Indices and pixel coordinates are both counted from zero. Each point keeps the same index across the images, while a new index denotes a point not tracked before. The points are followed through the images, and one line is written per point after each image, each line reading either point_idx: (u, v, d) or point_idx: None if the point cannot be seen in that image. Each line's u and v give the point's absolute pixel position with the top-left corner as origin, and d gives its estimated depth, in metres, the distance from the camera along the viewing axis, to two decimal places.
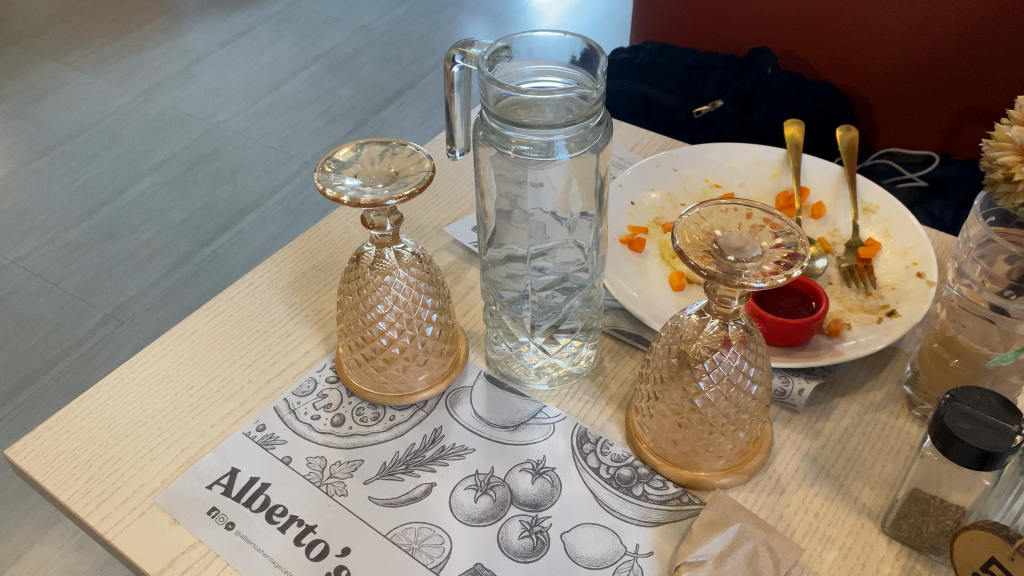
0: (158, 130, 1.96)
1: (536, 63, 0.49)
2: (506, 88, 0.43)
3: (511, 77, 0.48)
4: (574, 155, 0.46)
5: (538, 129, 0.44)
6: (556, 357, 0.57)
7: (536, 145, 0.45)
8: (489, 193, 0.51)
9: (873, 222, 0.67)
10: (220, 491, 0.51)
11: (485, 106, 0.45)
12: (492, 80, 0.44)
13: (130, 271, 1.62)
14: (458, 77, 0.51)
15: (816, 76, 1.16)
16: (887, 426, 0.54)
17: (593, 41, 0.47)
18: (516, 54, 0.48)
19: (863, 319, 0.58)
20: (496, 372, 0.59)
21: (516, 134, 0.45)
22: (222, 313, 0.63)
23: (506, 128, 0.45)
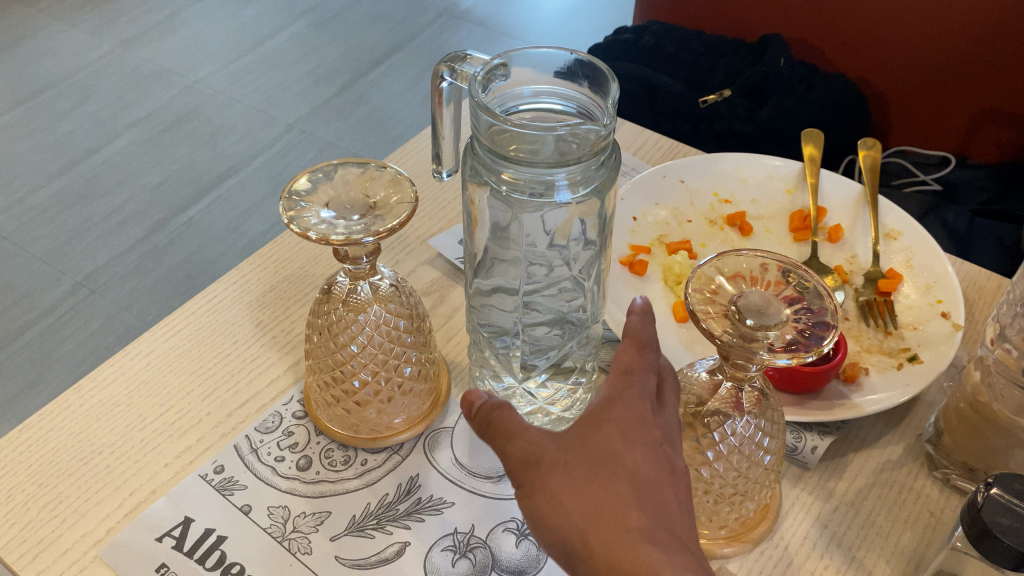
0: (135, 85, 1.88)
1: (537, 83, 0.43)
2: (498, 119, 0.37)
3: (506, 101, 0.42)
4: (577, 196, 0.41)
5: (537, 170, 0.38)
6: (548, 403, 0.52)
7: (534, 187, 0.40)
8: (480, 224, 0.46)
9: (895, 250, 0.61)
10: (171, 545, 0.46)
11: (477, 135, 0.39)
12: (483, 107, 0.38)
13: (102, 236, 1.55)
14: (446, 92, 0.45)
15: (828, 66, 1.09)
16: (904, 487, 0.50)
17: (602, 64, 0.40)
18: (515, 73, 0.42)
19: (881, 364, 0.54)
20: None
21: (510, 171, 0.39)
22: (181, 331, 0.58)
23: (501, 164, 0.39)
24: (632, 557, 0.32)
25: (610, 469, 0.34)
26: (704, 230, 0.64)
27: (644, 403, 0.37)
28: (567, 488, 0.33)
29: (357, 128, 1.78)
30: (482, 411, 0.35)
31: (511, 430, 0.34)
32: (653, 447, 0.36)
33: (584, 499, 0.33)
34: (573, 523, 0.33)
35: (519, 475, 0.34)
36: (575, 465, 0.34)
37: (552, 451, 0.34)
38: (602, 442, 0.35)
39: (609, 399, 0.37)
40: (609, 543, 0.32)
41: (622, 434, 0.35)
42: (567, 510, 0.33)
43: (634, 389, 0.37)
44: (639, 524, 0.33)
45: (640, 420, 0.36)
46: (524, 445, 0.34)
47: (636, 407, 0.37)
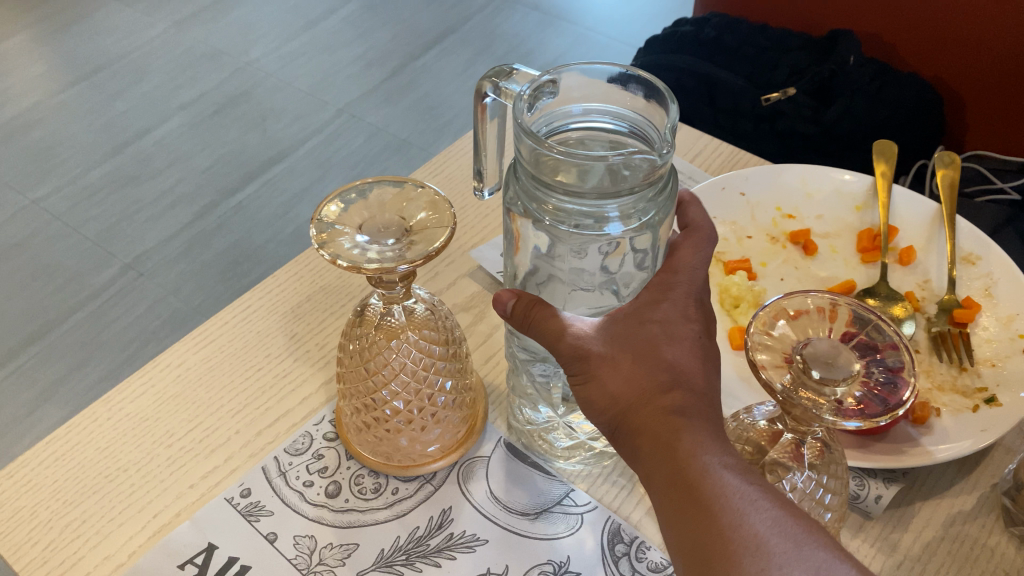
0: (189, 65, 1.88)
1: (587, 100, 0.39)
2: (542, 144, 0.33)
3: (553, 120, 0.39)
4: (630, 227, 0.37)
5: (584, 202, 0.34)
6: (590, 437, 0.49)
7: (581, 219, 0.36)
8: (522, 248, 0.42)
9: (974, 276, 0.56)
10: (193, 573, 0.44)
11: (520, 157, 0.36)
12: (526, 132, 0.34)
13: (152, 218, 1.55)
14: (488, 107, 0.43)
15: (901, 64, 1.03)
16: (977, 542, 0.46)
17: (659, 81, 0.36)
18: (565, 89, 0.38)
19: (954, 404, 0.50)
20: (518, 438, 0.52)
21: (554, 201, 0.35)
22: (213, 342, 0.56)
23: (545, 193, 0.35)
24: (662, 432, 0.34)
25: (652, 353, 0.36)
26: (765, 248, 0.60)
27: (690, 296, 0.38)
28: (609, 372, 0.36)
29: (408, 114, 1.75)
30: (522, 309, 0.38)
31: (552, 326, 0.37)
32: (695, 336, 0.37)
33: (625, 384, 0.36)
34: (615, 405, 0.36)
35: (569, 365, 0.37)
36: (617, 351, 0.36)
37: (595, 342, 0.36)
38: (644, 331, 0.37)
39: (657, 292, 0.38)
40: (644, 422, 0.35)
41: (665, 323, 0.37)
42: (609, 392, 0.36)
43: (682, 282, 0.39)
44: (674, 403, 0.35)
45: (685, 314, 0.38)
46: (570, 340, 0.36)
47: (682, 299, 0.38)
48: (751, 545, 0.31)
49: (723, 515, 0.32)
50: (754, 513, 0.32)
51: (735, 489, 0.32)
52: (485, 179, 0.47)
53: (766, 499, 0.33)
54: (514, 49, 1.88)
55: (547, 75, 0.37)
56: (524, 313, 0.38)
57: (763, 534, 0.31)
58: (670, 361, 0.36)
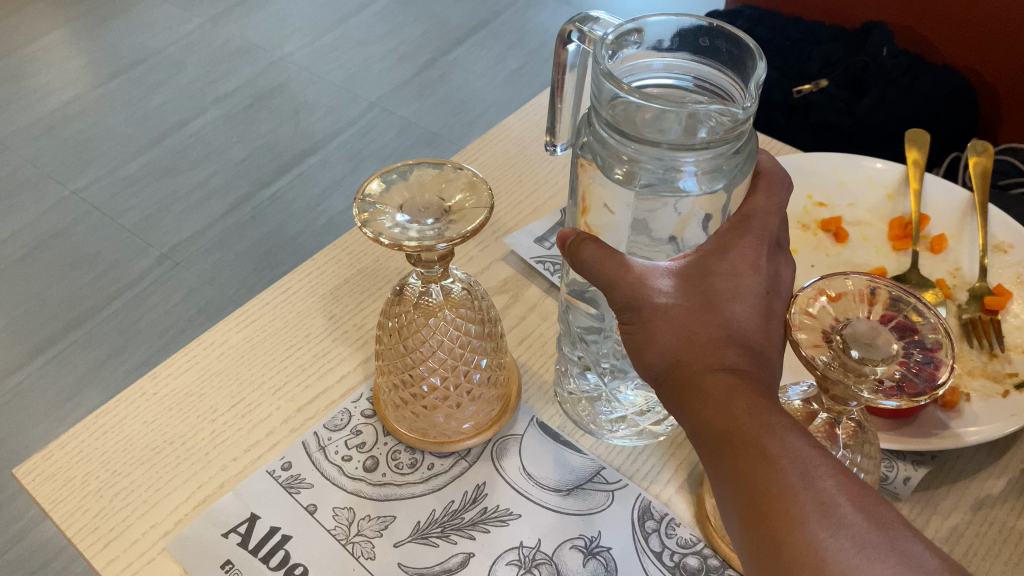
0: (224, 59, 1.91)
1: (669, 56, 0.39)
2: (623, 89, 0.33)
3: (634, 72, 0.39)
4: (702, 185, 0.37)
5: (662, 152, 0.34)
6: (637, 412, 0.50)
7: (655, 169, 0.36)
8: (590, 209, 0.43)
9: (1005, 264, 0.57)
10: (237, 541, 0.46)
11: (598, 105, 0.36)
12: (608, 76, 0.34)
13: (187, 209, 1.58)
14: (570, 53, 0.46)
15: (935, 55, 1.03)
16: (1006, 525, 0.46)
17: (747, 39, 0.36)
18: (650, 41, 0.38)
19: (983, 390, 0.50)
20: (562, 408, 0.53)
21: (631, 150, 0.35)
22: (254, 322, 0.57)
23: (620, 141, 0.36)
24: (717, 386, 0.35)
25: (710, 310, 0.37)
26: (796, 235, 0.60)
27: (758, 251, 0.39)
28: (664, 324, 0.37)
29: (439, 107, 1.77)
30: (580, 248, 0.38)
31: (610, 269, 0.38)
32: (758, 293, 0.38)
33: (680, 336, 0.37)
34: (669, 357, 0.37)
35: (624, 314, 0.38)
36: (675, 305, 0.37)
37: (653, 291, 0.37)
38: (704, 285, 0.38)
39: (722, 244, 0.39)
40: (697, 373, 0.36)
41: (728, 277, 0.38)
42: (662, 345, 0.37)
43: (750, 237, 0.40)
44: (730, 359, 0.36)
45: (751, 268, 0.38)
46: (625, 288, 0.37)
47: (746, 256, 0.39)
48: (813, 499, 0.32)
49: (778, 470, 0.32)
50: (812, 469, 0.33)
51: (792, 446, 0.33)
52: (557, 135, 0.50)
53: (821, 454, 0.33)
54: (544, 44, 1.89)
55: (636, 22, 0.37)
56: (581, 253, 0.38)
57: (820, 495, 0.32)
58: (729, 317, 0.37)
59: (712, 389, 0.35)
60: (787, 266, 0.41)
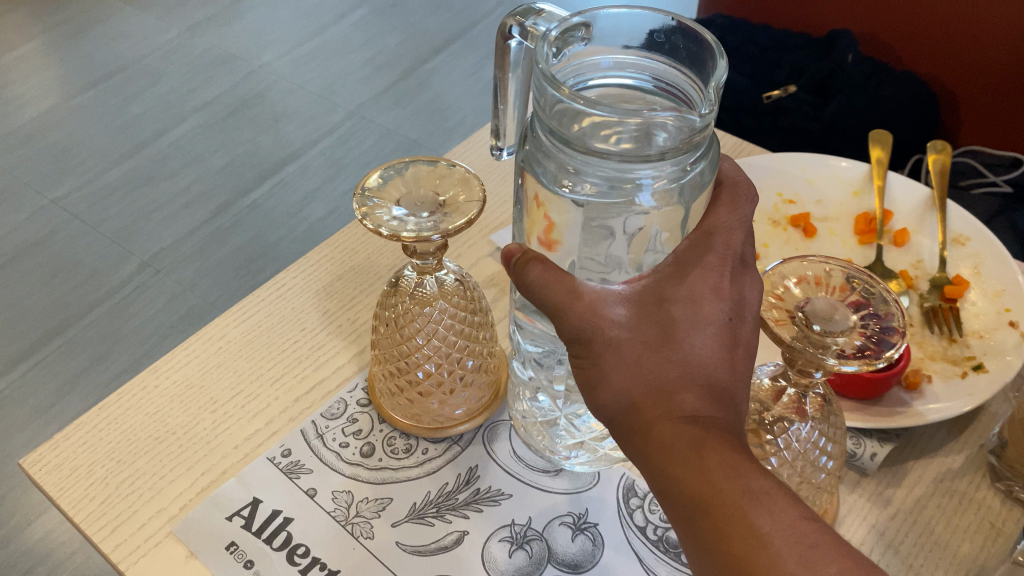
0: (202, 69, 1.92)
1: (619, 54, 0.38)
2: (564, 94, 0.32)
3: (580, 73, 0.38)
4: (656, 198, 0.36)
5: (615, 163, 0.33)
6: (594, 438, 0.49)
7: (609, 181, 0.35)
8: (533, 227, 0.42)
9: (964, 255, 0.60)
10: (240, 524, 0.48)
11: (541, 112, 0.35)
12: (548, 79, 0.33)
13: (168, 217, 1.59)
14: (515, 51, 0.48)
15: (898, 62, 1.07)
16: (965, 497, 0.49)
17: (708, 36, 0.35)
18: (597, 38, 0.37)
19: (945, 371, 0.53)
20: (520, 425, 0.52)
21: (578, 160, 0.34)
22: (251, 316, 0.60)
23: (566, 152, 0.35)
24: (680, 438, 0.34)
25: (666, 346, 0.36)
26: (767, 231, 0.64)
27: (720, 272, 0.38)
28: (617, 361, 0.36)
29: (417, 115, 1.79)
30: (524, 266, 0.37)
31: (558, 294, 0.36)
32: (720, 323, 0.37)
33: (634, 374, 0.36)
34: (623, 396, 0.36)
35: (575, 346, 0.37)
36: (629, 341, 0.36)
37: (604, 321, 0.36)
38: (661, 314, 0.36)
39: (681, 267, 0.38)
40: (653, 418, 0.35)
41: (684, 305, 0.37)
42: (615, 383, 0.36)
43: (711, 256, 0.38)
44: (686, 400, 0.35)
45: (710, 294, 0.37)
46: (572, 318, 0.36)
47: (705, 279, 0.37)
48: None
49: (762, 541, 0.32)
50: (802, 538, 0.32)
51: (770, 508, 0.32)
52: (504, 140, 0.53)
53: (789, 502, 0.33)
54: None
55: (580, 18, 0.36)
56: (525, 274, 0.37)
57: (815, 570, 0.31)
58: (686, 353, 0.36)
59: (669, 437, 0.34)
60: (753, 286, 0.39)
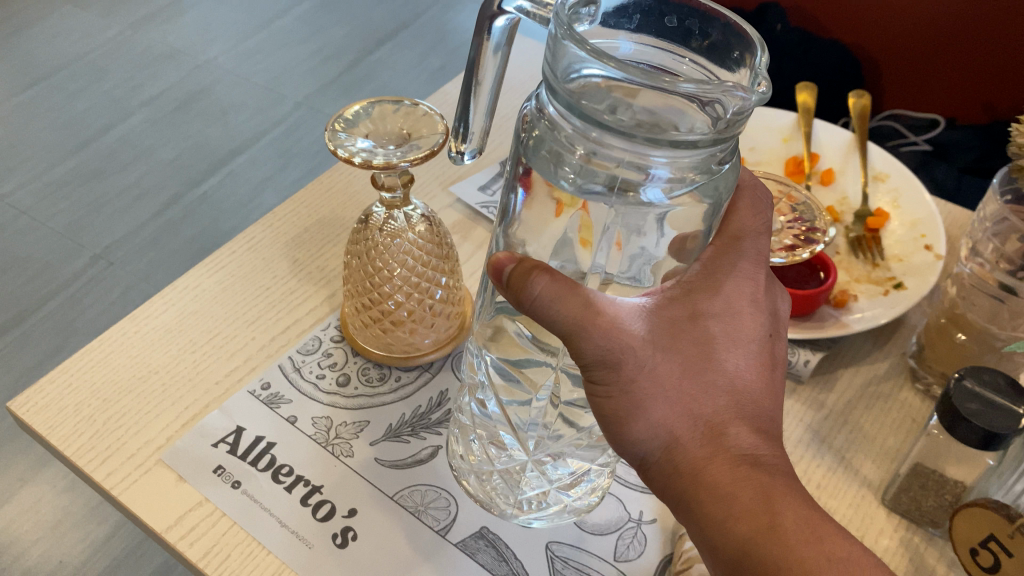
0: (147, 65, 1.92)
1: (638, 36, 0.34)
2: (588, 53, 0.28)
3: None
4: (670, 193, 0.32)
5: (630, 144, 0.29)
6: (562, 486, 0.47)
7: (619, 167, 0.31)
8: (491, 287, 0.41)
9: (883, 191, 0.66)
10: (226, 450, 0.51)
11: (555, 82, 0.30)
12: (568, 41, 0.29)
13: (119, 211, 1.59)
14: (498, 30, 0.38)
15: (824, 33, 1.13)
16: (890, 397, 0.55)
17: (748, 27, 0.31)
18: (612, 14, 0.33)
19: (870, 291, 0.58)
20: (469, 486, 0.49)
21: (594, 136, 0.30)
22: (224, 267, 0.63)
23: (582, 127, 0.30)
24: (734, 478, 0.35)
25: (709, 377, 0.36)
26: None
27: (753, 287, 0.39)
28: (657, 390, 0.35)
29: None
30: (529, 280, 0.33)
31: (576, 312, 0.33)
32: (751, 350, 0.38)
33: (677, 406, 0.35)
34: (663, 429, 0.35)
35: (595, 370, 0.35)
36: (668, 368, 0.35)
37: (639, 348, 0.34)
38: (700, 334, 0.37)
39: (709, 288, 0.38)
40: (703, 456, 0.35)
41: (722, 334, 0.37)
42: (654, 416, 0.35)
43: (737, 278, 0.39)
44: (737, 433, 0.36)
45: (740, 319, 0.38)
46: (598, 336, 0.33)
47: (739, 293, 0.38)
48: None
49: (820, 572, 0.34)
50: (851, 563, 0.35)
51: (823, 539, 0.35)
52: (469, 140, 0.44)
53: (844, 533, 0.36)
54: (465, 43, 1.97)
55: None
56: (533, 288, 0.33)
57: None
58: (728, 385, 0.37)
59: (729, 477, 0.35)
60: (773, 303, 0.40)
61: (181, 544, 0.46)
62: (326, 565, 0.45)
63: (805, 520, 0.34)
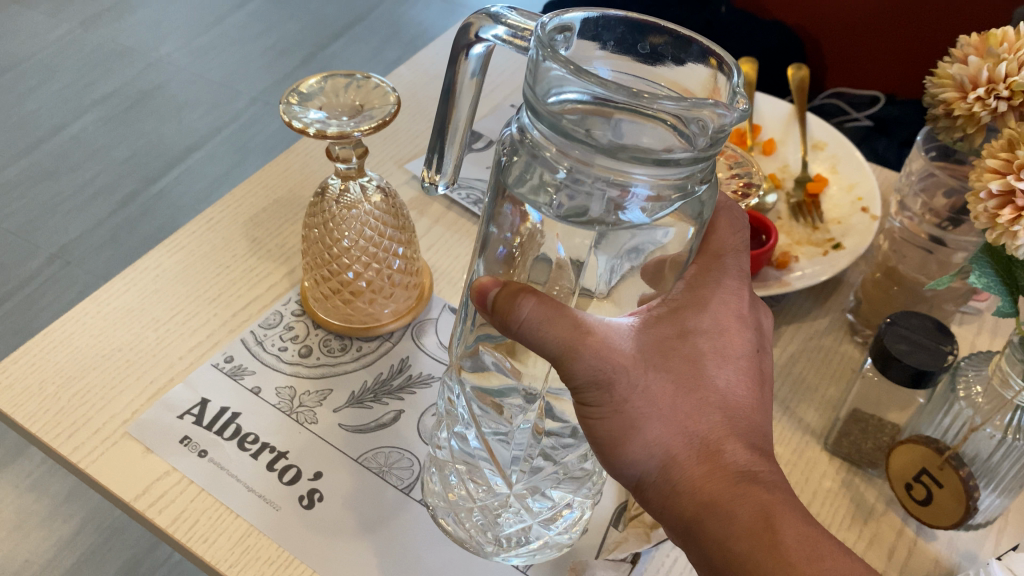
0: (98, 63, 1.90)
1: (613, 61, 0.33)
2: (573, 71, 0.27)
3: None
4: (653, 215, 0.31)
5: (611, 162, 0.28)
6: (543, 521, 0.46)
7: (597, 184, 0.30)
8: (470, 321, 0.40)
9: (822, 158, 0.70)
10: (192, 421, 0.52)
11: (534, 101, 0.29)
12: (550, 57, 0.28)
13: (74, 210, 1.58)
14: (474, 60, 0.37)
15: (766, 15, 1.17)
16: (830, 350, 0.58)
17: (726, 55, 0.31)
18: (588, 39, 0.33)
19: (810, 252, 0.61)
20: (446, 527, 0.47)
21: (576, 156, 0.29)
22: (184, 248, 0.64)
23: (563, 147, 0.29)
24: (732, 491, 0.34)
25: (700, 391, 0.36)
26: None
27: (739, 302, 0.39)
28: (650, 408, 0.34)
29: None
30: (516, 302, 0.32)
31: (564, 334, 0.32)
32: (740, 361, 0.37)
33: (672, 423, 0.35)
34: (658, 449, 0.35)
35: (586, 391, 0.34)
36: (659, 385, 0.35)
37: (628, 366, 0.33)
38: (689, 350, 0.36)
39: (695, 301, 0.37)
40: (701, 474, 0.35)
41: (710, 344, 0.37)
42: (649, 435, 0.35)
43: (722, 289, 0.38)
44: (733, 449, 0.35)
45: (725, 331, 0.37)
46: (587, 357, 0.32)
47: (725, 309, 0.38)
48: None
49: None
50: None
51: (825, 551, 0.34)
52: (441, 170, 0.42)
53: (845, 549, 0.35)
54: (419, 36, 1.98)
55: (565, 18, 0.31)
56: (519, 311, 0.32)
57: None
58: (720, 395, 0.36)
59: (727, 493, 0.34)
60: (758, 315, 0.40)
61: (151, 511, 0.47)
62: (293, 525, 0.47)
63: (808, 536, 0.34)
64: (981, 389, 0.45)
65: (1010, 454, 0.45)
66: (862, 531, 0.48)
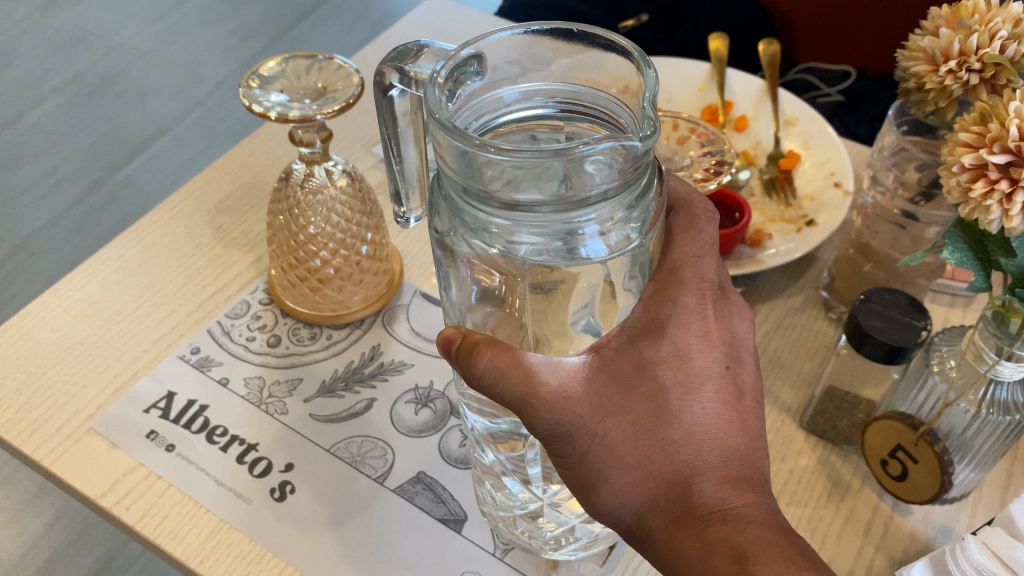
0: (58, 48, 1.86)
1: (537, 78, 0.33)
2: (470, 143, 0.26)
3: (481, 112, 0.33)
4: (605, 242, 0.30)
5: (538, 214, 0.28)
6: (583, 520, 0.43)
7: (544, 238, 0.30)
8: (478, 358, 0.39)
9: (794, 134, 0.69)
10: (158, 415, 0.51)
11: (448, 172, 0.29)
12: (448, 130, 0.27)
13: (37, 199, 1.54)
14: (396, 101, 0.37)
15: None
16: (805, 327, 0.58)
17: (639, 54, 0.29)
18: (490, 68, 0.32)
19: (783, 229, 0.60)
20: (500, 529, 0.46)
21: (495, 217, 0.29)
22: (146, 238, 0.62)
23: (482, 210, 0.29)
24: (703, 536, 0.33)
25: (662, 431, 0.34)
26: None
27: (702, 318, 0.36)
28: (611, 457, 0.34)
29: None
30: (472, 354, 0.33)
31: (518, 385, 0.33)
32: (708, 386, 0.35)
33: (636, 471, 0.34)
34: (628, 498, 0.34)
35: (554, 443, 0.34)
36: (619, 430, 0.34)
37: (584, 414, 0.33)
38: (648, 386, 0.34)
39: (656, 326, 0.35)
40: (673, 519, 0.34)
41: (673, 375, 0.34)
42: (616, 484, 0.34)
43: (685, 306, 0.36)
44: (701, 488, 0.34)
45: (689, 356, 0.35)
46: (545, 413, 0.33)
47: (687, 331, 0.35)
48: None
49: None
50: None
51: None
52: (409, 203, 0.41)
53: None
54: (387, 16, 1.95)
55: (472, 49, 0.31)
56: (475, 365, 0.33)
57: None
58: (685, 432, 0.34)
59: (697, 540, 0.33)
60: (729, 325, 0.37)
61: (118, 508, 0.46)
62: (265, 518, 0.46)
63: None
64: (955, 363, 0.45)
65: (985, 429, 0.45)
66: (839, 508, 0.48)
